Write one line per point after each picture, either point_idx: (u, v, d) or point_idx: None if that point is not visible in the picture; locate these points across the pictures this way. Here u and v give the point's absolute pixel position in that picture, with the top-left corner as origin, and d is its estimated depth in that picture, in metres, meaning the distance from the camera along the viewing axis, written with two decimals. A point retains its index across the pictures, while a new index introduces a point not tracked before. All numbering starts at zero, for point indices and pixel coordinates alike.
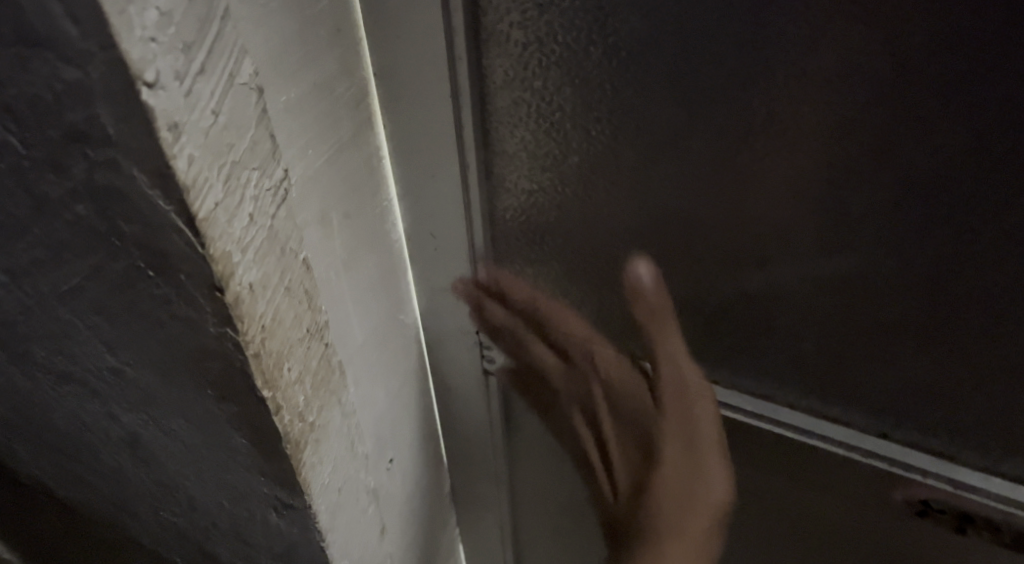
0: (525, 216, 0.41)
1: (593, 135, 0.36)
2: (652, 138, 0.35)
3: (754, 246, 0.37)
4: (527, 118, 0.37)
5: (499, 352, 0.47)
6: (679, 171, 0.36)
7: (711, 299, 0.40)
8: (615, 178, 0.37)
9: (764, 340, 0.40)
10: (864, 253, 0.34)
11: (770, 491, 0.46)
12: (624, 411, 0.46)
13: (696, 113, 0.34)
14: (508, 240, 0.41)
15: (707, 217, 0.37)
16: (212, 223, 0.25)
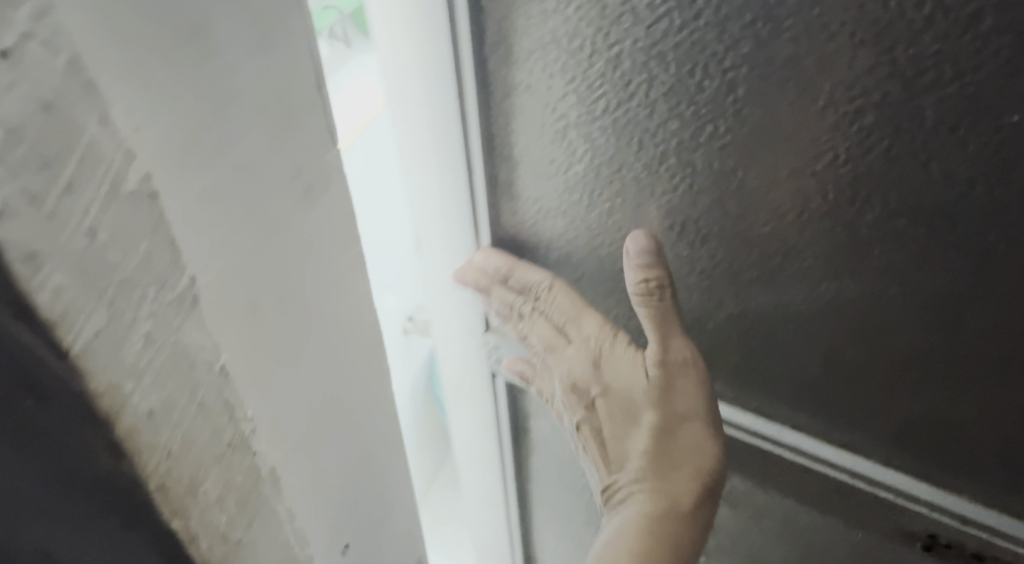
0: (507, 247, 0.35)
1: (589, 224, 0.31)
2: (638, 234, 0.31)
3: (733, 301, 0.31)
4: (500, 170, 0.31)
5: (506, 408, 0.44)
6: (672, 269, 0.31)
7: (709, 395, 0.36)
8: (598, 269, 0.33)
9: (756, 446, 0.36)
10: (854, 303, 0.28)
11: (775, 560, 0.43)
12: None
13: (677, 210, 0.29)
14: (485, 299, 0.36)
15: (689, 271, 0.31)
16: (144, 449, 0.20)
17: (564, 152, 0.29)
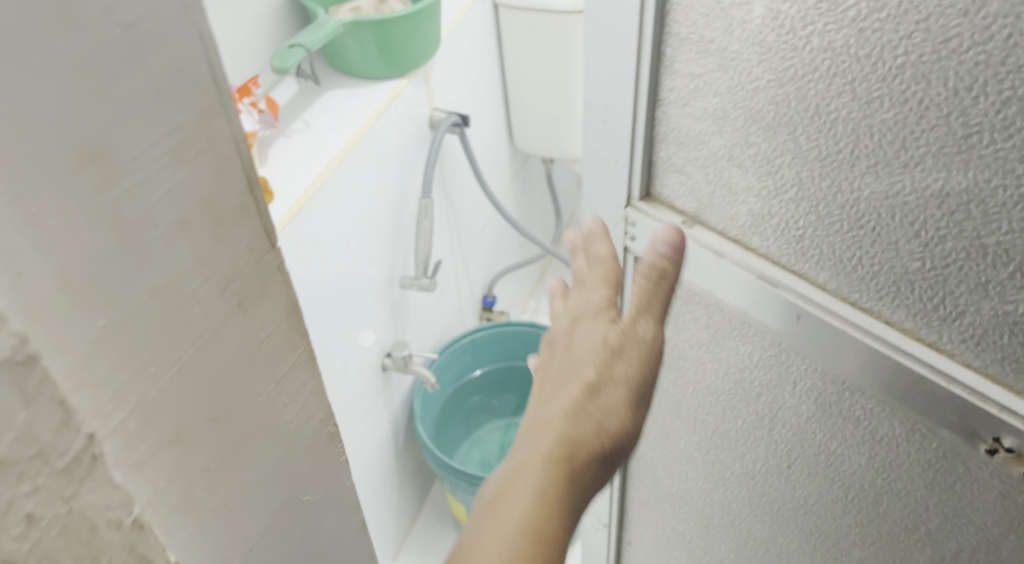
0: (683, 108, 0.44)
1: (717, 85, 0.41)
2: (766, 67, 0.39)
3: (833, 149, 0.38)
4: (696, 35, 0.41)
5: (640, 231, 0.50)
6: (774, 94, 0.39)
7: (784, 203, 0.42)
8: (732, 108, 0.41)
9: (822, 258, 0.42)
10: (919, 171, 0.35)
11: (839, 406, 0.47)
12: (725, 304, 0.48)
13: (779, 56, 0.38)
14: (658, 133, 0.47)
15: (805, 135, 0.39)
16: None
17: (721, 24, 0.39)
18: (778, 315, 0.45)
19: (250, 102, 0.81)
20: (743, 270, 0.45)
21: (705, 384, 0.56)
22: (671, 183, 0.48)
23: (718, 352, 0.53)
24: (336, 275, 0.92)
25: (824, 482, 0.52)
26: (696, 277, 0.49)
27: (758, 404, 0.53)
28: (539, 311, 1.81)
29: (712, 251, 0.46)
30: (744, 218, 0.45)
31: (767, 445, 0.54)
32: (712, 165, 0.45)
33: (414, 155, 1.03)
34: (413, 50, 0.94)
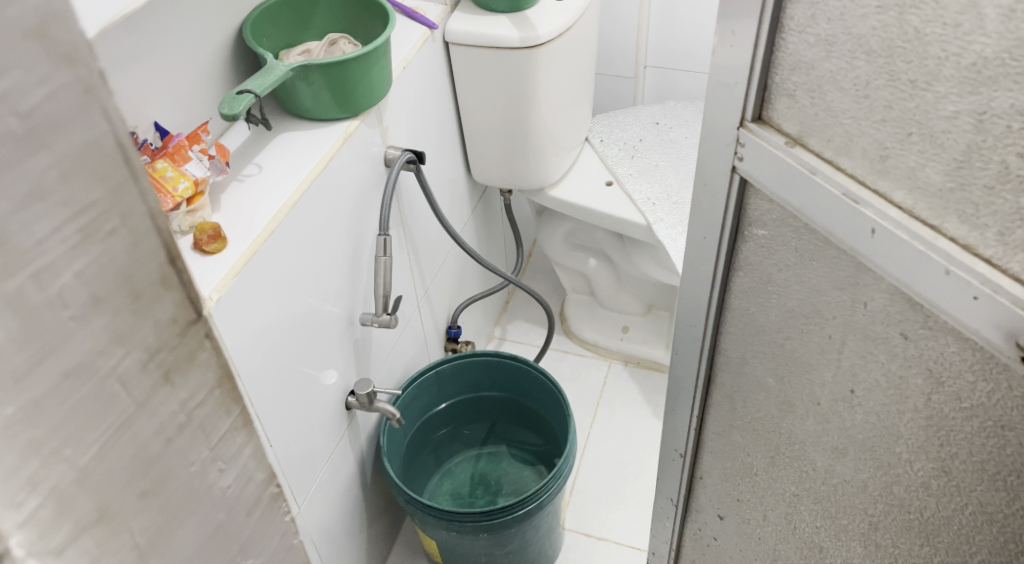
0: (810, 16, 0.38)
1: None
2: None
3: (918, 72, 0.34)
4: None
5: (750, 151, 0.46)
6: None
7: (865, 110, 0.37)
8: (829, 8, 0.37)
9: (888, 168, 0.37)
10: (994, 93, 0.31)
11: (885, 350, 0.42)
12: (812, 221, 0.43)
13: None
14: (775, 62, 0.42)
15: (900, 59, 0.34)
16: None
17: None
18: (852, 236, 0.40)
19: (200, 149, 0.80)
20: (818, 174, 0.41)
21: (787, 308, 0.49)
22: (783, 107, 0.42)
23: (802, 276, 0.47)
24: (295, 314, 0.91)
25: (876, 420, 0.45)
26: (790, 197, 0.44)
27: (825, 335, 0.47)
28: (504, 338, 1.81)
29: (807, 170, 0.41)
30: (837, 136, 0.39)
31: (827, 379, 0.48)
32: (818, 90, 0.39)
33: (368, 195, 1.03)
34: (363, 91, 0.94)
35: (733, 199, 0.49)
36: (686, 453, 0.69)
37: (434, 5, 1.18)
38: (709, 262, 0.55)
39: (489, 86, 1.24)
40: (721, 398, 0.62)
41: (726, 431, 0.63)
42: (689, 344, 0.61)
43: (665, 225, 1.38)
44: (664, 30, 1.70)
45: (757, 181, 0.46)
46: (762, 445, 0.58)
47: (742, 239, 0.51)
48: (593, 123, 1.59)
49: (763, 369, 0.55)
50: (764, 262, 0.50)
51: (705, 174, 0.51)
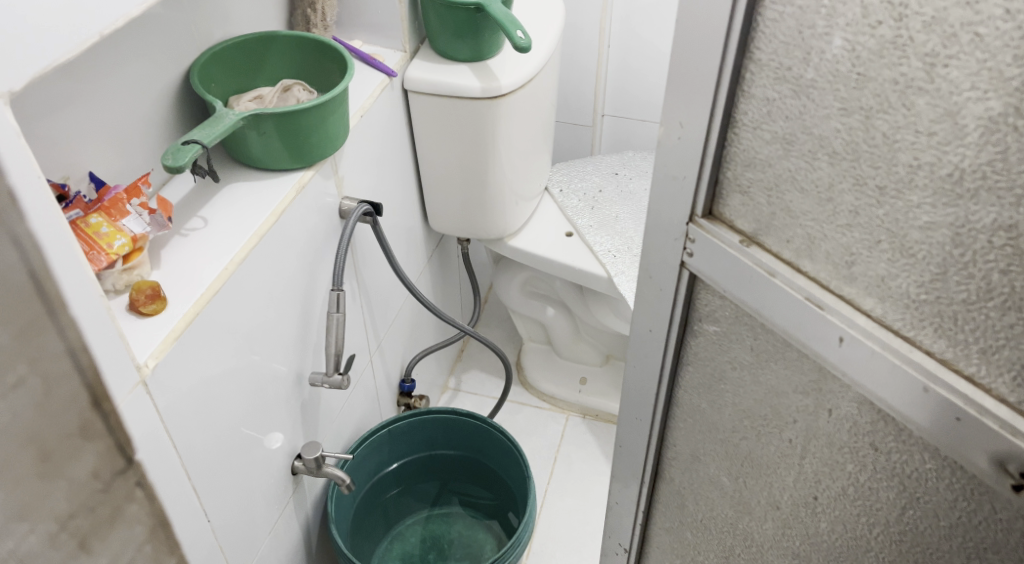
0: (764, 113, 0.38)
1: (776, 90, 0.37)
2: (831, 74, 0.34)
3: (888, 179, 0.34)
4: (775, 63, 0.37)
5: (701, 246, 0.45)
6: (828, 94, 0.35)
7: (828, 216, 0.37)
8: (782, 111, 0.37)
9: (859, 276, 0.37)
10: (974, 206, 0.31)
11: (854, 458, 0.41)
12: (769, 324, 0.43)
13: (839, 54, 0.34)
14: (728, 155, 0.42)
15: (868, 162, 0.34)
16: None
17: (794, 42, 0.35)
18: (815, 341, 0.39)
19: (141, 203, 0.74)
20: (781, 276, 0.40)
21: (743, 408, 0.49)
22: (737, 204, 0.42)
23: (759, 376, 0.46)
24: (239, 376, 0.85)
25: (844, 530, 0.44)
26: (748, 299, 0.43)
27: (785, 438, 0.46)
28: (459, 389, 1.75)
29: (765, 271, 0.41)
30: (798, 238, 0.39)
31: (786, 488, 0.48)
32: (777, 187, 0.39)
33: (320, 249, 0.98)
34: (319, 140, 0.90)
35: (681, 291, 0.49)
36: (631, 548, 0.68)
37: (394, 51, 1.15)
38: (647, 358, 0.55)
39: (447, 135, 1.21)
40: (669, 493, 0.61)
41: (676, 527, 0.62)
42: (637, 435, 0.60)
43: (626, 278, 1.36)
44: (620, 83, 1.71)
45: (708, 279, 0.45)
46: (715, 543, 0.57)
47: (691, 333, 0.50)
48: (553, 172, 1.56)
49: (716, 467, 0.54)
50: (715, 358, 0.49)
51: (650, 265, 0.50)
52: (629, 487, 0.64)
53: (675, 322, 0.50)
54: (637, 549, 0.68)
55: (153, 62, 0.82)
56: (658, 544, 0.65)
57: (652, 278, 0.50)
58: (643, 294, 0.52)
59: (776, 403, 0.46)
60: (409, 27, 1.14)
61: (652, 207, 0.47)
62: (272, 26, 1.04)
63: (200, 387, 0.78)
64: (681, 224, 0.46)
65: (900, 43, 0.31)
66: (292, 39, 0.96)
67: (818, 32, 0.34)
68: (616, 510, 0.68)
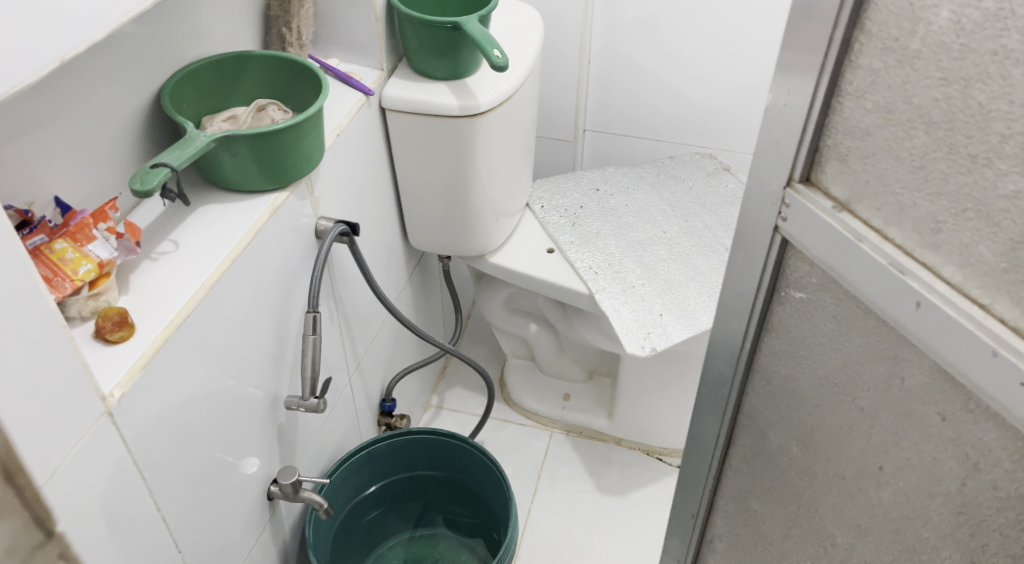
0: (868, 84, 0.40)
1: (881, 62, 0.39)
2: (936, 46, 0.36)
3: (979, 147, 0.36)
4: (884, 34, 0.39)
5: (797, 212, 0.47)
6: (931, 66, 0.37)
7: (919, 182, 0.39)
8: (885, 81, 0.39)
9: (943, 244, 0.39)
10: None
11: (915, 427, 0.44)
12: (852, 288, 0.45)
13: (947, 26, 0.36)
14: (828, 124, 0.44)
15: (963, 133, 0.36)
16: None
17: (905, 14, 0.38)
18: (894, 307, 0.42)
19: (108, 227, 0.72)
20: (870, 239, 0.42)
21: (821, 377, 0.51)
22: (833, 172, 0.44)
23: (838, 344, 0.48)
24: (213, 400, 0.84)
25: (904, 500, 0.46)
26: (836, 265, 0.45)
27: (858, 406, 0.48)
28: (441, 407, 1.73)
29: (852, 236, 0.43)
30: (888, 205, 0.41)
31: (853, 453, 0.50)
32: (872, 155, 0.42)
33: (297, 271, 0.97)
34: (295, 161, 0.89)
35: (773, 257, 0.51)
36: (700, 514, 0.71)
37: (371, 69, 1.14)
38: (734, 324, 0.58)
39: (426, 153, 1.20)
40: (741, 460, 0.63)
41: (744, 494, 0.64)
42: (717, 399, 0.63)
43: (607, 294, 1.34)
44: (603, 95, 1.70)
45: (800, 243, 0.48)
46: (783, 514, 0.59)
47: (778, 300, 0.53)
48: (534, 189, 1.55)
49: (786, 437, 0.56)
50: (798, 324, 0.51)
51: (747, 230, 0.53)
52: (704, 453, 0.67)
53: (766, 288, 0.53)
54: (705, 515, 0.71)
55: (123, 82, 0.81)
56: (725, 512, 0.68)
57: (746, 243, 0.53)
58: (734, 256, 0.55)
59: (850, 367, 0.48)
60: (386, 46, 1.13)
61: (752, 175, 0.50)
62: (246, 45, 1.03)
63: (171, 413, 0.76)
64: (777, 190, 0.48)
65: (1002, 15, 0.33)
66: (265, 60, 0.95)
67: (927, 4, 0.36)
68: (688, 472, 0.71)
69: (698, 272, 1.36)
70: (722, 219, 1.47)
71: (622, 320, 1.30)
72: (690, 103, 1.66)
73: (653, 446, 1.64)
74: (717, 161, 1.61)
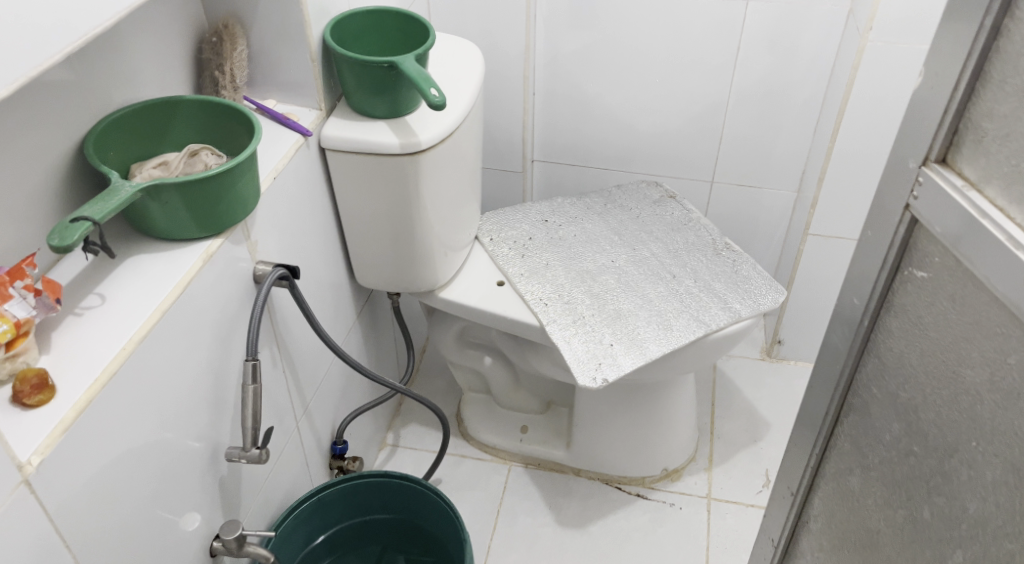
0: (1010, 69, 0.45)
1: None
2: None
3: None
4: None
5: (927, 191, 0.52)
6: None
7: None
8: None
9: None
10: None
11: (1005, 408, 0.47)
12: (970, 264, 0.48)
13: None
14: (972, 104, 0.48)
15: None
16: None
17: None
18: (1005, 283, 0.45)
19: (25, 285, 0.70)
20: (992, 215, 0.46)
21: (931, 352, 0.54)
22: (969, 152, 0.49)
23: (950, 321, 0.52)
24: (149, 458, 0.81)
25: (989, 478, 0.49)
26: (958, 242, 0.49)
27: (959, 384, 0.51)
28: (397, 445, 1.70)
29: (976, 212, 0.47)
30: (1015, 185, 0.45)
31: (952, 432, 0.52)
32: (1006, 138, 0.46)
33: (234, 318, 0.95)
34: (228, 205, 0.87)
35: (900, 234, 0.55)
36: (799, 492, 0.74)
37: (309, 110, 1.13)
38: (852, 307, 0.62)
39: (368, 192, 1.19)
40: (844, 439, 0.66)
41: (843, 473, 0.67)
42: (828, 383, 0.67)
43: (558, 326, 1.33)
44: (548, 127, 1.71)
45: (927, 221, 0.52)
46: (876, 494, 0.62)
47: (900, 278, 0.57)
48: (483, 220, 1.54)
49: (885, 417, 0.60)
50: (916, 302, 0.55)
51: (882, 209, 0.57)
52: (810, 428, 0.71)
53: (890, 266, 0.57)
54: (805, 493, 0.74)
55: (43, 133, 0.78)
56: (823, 493, 0.71)
57: (877, 225, 0.58)
58: (863, 237, 0.59)
59: (955, 344, 0.51)
60: (323, 86, 1.12)
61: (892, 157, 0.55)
62: (178, 89, 1.02)
63: (101, 475, 0.73)
64: (913, 168, 0.53)
65: None
66: (197, 104, 0.93)
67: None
68: (794, 454, 0.74)
69: (647, 300, 1.36)
70: (668, 247, 1.48)
71: (573, 350, 1.29)
72: (634, 131, 1.68)
73: (612, 476, 1.62)
74: (663, 189, 1.63)
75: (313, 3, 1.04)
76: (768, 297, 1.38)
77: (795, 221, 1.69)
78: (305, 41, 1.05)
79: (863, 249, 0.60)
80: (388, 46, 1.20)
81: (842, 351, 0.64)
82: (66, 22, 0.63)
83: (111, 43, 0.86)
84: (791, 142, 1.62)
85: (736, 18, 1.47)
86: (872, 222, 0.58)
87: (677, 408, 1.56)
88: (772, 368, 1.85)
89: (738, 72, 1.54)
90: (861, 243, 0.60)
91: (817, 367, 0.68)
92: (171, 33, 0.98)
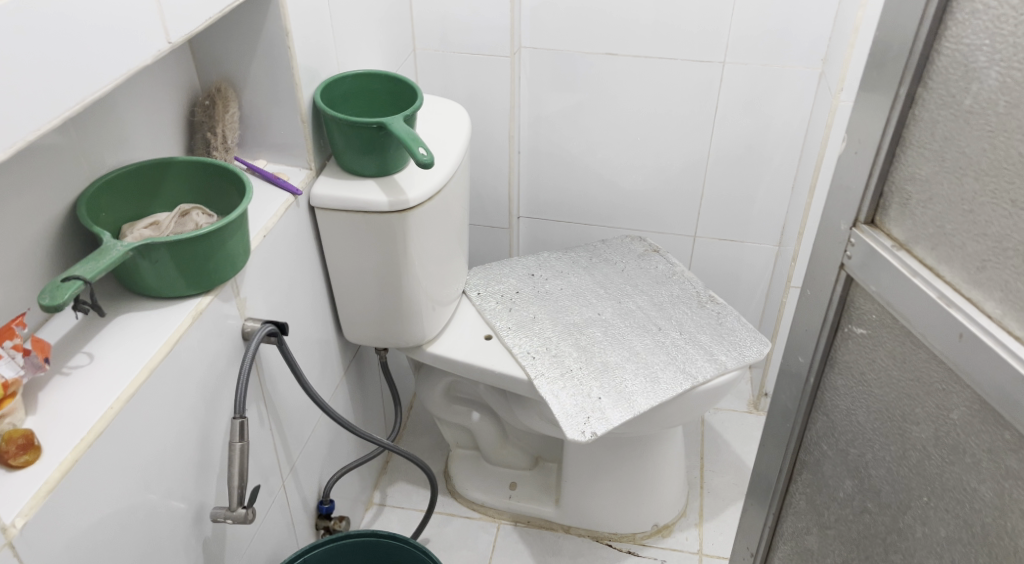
0: (928, 137, 0.47)
1: (939, 119, 0.46)
2: (987, 102, 0.43)
3: (1018, 192, 0.41)
4: (945, 91, 0.45)
5: (859, 251, 0.53)
6: (978, 122, 0.43)
7: (969, 225, 0.45)
8: (941, 134, 0.46)
9: (991, 279, 0.44)
10: None
11: (953, 462, 0.48)
12: (905, 322, 0.50)
13: (994, 87, 0.42)
14: (893, 169, 0.50)
15: (1006, 178, 0.42)
16: None
17: (959, 76, 0.44)
18: (943, 341, 0.46)
19: (14, 344, 0.69)
20: (929, 272, 0.48)
21: (876, 408, 0.55)
22: (895, 214, 0.51)
23: (893, 377, 0.53)
24: (134, 519, 0.80)
25: (943, 533, 0.50)
26: (893, 299, 0.50)
27: (908, 440, 0.52)
28: (384, 504, 1.68)
29: (907, 272, 0.49)
30: (942, 245, 0.47)
31: (904, 489, 0.53)
32: (927, 201, 0.48)
33: (222, 376, 0.94)
34: (221, 261, 0.88)
35: (837, 291, 0.57)
36: (758, 553, 0.74)
37: (300, 169, 1.15)
38: (796, 366, 0.63)
39: (353, 248, 1.20)
40: (799, 497, 0.67)
41: (799, 532, 0.67)
42: (779, 442, 0.67)
43: (547, 380, 1.33)
44: (533, 184, 1.75)
45: (861, 279, 0.53)
46: (834, 551, 0.62)
47: (841, 336, 0.58)
48: (471, 275, 1.55)
49: (837, 475, 0.61)
50: (859, 359, 0.56)
51: (816, 268, 0.59)
52: (765, 487, 0.71)
53: (826, 323, 0.58)
54: (764, 554, 0.73)
55: (36, 193, 0.79)
56: (782, 554, 0.71)
57: (814, 286, 0.59)
58: (804, 295, 0.61)
59: (901, 400, 0.52)
60: (314, 146, 1.15)
61: (822, 219, 0.57)
62: (172, 150, 1.04)
63: (85, 538, 0.72)
64: (843, 230, 0.54)
65: None
66: (189, 164, 0.94)
67: (979, 65, 0.43)
68: (752, 513, 0.74)
69: (633, 354, 1.37)
70: (654, 300, 1.50)
71: (562, 404, 1.29)
72: (618, 188, 1.71)
73: (604, 532, 1.60)
74: (647, 244, 1.65)
75: (304, 67, 1.07)
76: (752, 348, 1.39)
77: (777, 274, 1.72)
78: (297, 102, 1.08)
79: (802, 308, 0.61)
80: (376, 107, 1.23)
81: (789, 409, 0.65)
82: (62, 92, 0.64)
83: (105, 106, 0.88)
84: (769, 198, 1.66)
85: (715, 79, 1.52)
86: (809, 282, 0.60)
87: (668, 460, 1.55)
88: (760, 420, 1.86)
89: (718, 133, 1.59)
90: (801, 301, 0.61)
91: (767, 425, 0.69)
92: (166, 94, 1.00)
